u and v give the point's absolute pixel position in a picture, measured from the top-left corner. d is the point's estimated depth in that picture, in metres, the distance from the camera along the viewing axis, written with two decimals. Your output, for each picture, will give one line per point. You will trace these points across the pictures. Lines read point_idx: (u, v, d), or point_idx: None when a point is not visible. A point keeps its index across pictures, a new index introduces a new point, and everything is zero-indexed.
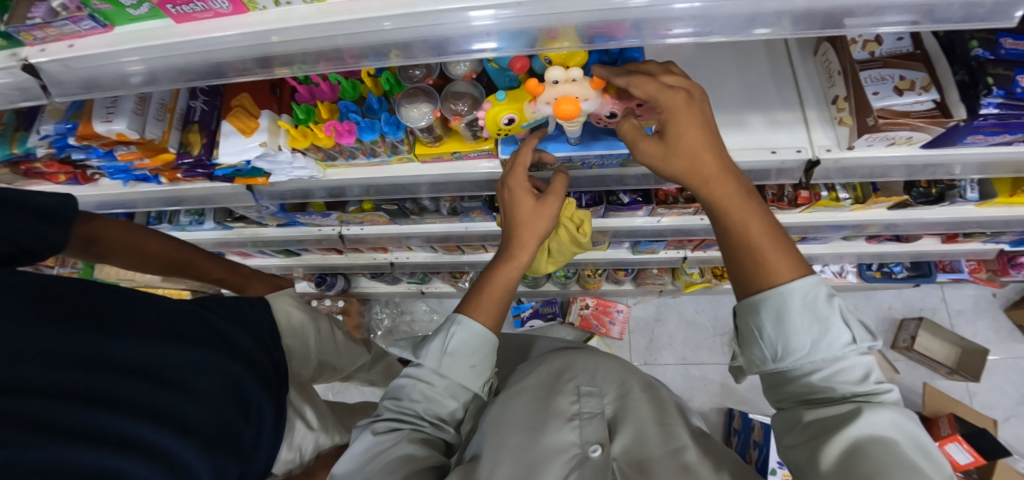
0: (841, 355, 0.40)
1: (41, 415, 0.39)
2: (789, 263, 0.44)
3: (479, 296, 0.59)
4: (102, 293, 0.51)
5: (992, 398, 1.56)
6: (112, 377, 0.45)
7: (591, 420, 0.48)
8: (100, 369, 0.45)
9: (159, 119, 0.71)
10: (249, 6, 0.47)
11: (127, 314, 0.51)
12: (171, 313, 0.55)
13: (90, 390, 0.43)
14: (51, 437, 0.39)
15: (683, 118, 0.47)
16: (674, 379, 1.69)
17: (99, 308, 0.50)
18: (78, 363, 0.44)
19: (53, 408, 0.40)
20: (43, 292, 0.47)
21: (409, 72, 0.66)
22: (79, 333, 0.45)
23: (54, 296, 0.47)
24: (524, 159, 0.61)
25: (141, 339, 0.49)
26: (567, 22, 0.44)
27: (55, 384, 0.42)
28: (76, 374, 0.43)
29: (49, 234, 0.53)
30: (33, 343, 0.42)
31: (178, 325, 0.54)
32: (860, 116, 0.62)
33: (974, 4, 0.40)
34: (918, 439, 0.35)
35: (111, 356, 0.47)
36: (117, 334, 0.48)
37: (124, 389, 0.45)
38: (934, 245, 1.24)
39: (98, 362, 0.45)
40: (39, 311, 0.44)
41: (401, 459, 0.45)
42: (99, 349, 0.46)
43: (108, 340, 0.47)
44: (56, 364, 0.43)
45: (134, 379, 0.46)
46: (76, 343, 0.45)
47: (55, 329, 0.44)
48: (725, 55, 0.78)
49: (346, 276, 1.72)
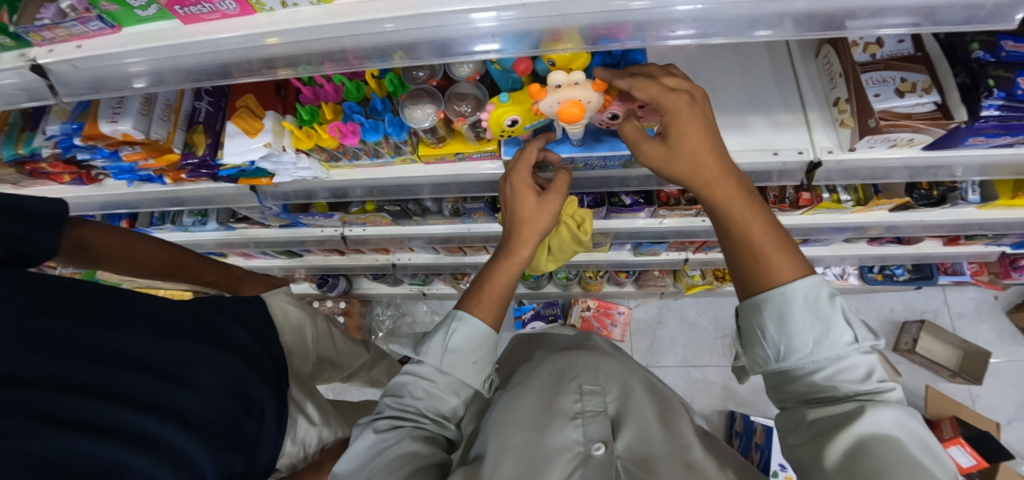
0: (844, 354, 0.40)
1: (49, 407, 0.40)
2: (790, 263, 0.44)
3: (481, 294, 0.58)
4: (107, 291, 0.52)
5: (995, 401, 1.56)
6: (117, 371, 0.45)
7: (594, 418, 0.48)
8: (107, 363, 0.45)
9: (164, 119, 0.72)
10: (256, 8, 0.48)
11: (133, 311, 0.51)
12: (174, 311, 0.55)
13: (94, 384, 0.44)
14: (58, 428, 0.39)
15: (685, 120, 0.47)
16: (675, 381, 1.68)
17: (103, 303, 0.50)
18: (84, 356, 0.44)
19: (58, 399, 0.40)
20: (51, 283, 0.47)
21: (413, 74, 0.66)
22: (84, 326, 0.46)
23: (60, 289, 0.47)
24: (527, 156, 0.63)
25: (145, 334, 0.50)
26: (572, 23, 0.44)
27: (62, 376, 0.42)
28: (83, 367, 0.43)
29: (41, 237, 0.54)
30: (42, 334, 0.43)
31: (182, 323, 0.55)
32: (860, 118, 0.63)
33: (975, 6, 0.40)
34: (921, 437, 0.35)
35: (115, 351, 0.47)
36: (123, 330, 0.48)
37: (128, 383, 0.46)
38: (936, 247, 1.24)
39: (103, 356, 0.46)
40: (46, 304, 0.45)
41: (405, 457, 0.45)
42: (105, 344, 0.46)
43: (113, 335, 0.47)
44: (64, 356, 0.43)
45: (139, 374, 0.47)
46: (84, 336, 0.45)
47: (64, 321, 0.45)
48: (727, 57, 0.78)
49: (347, 277, 1.72)
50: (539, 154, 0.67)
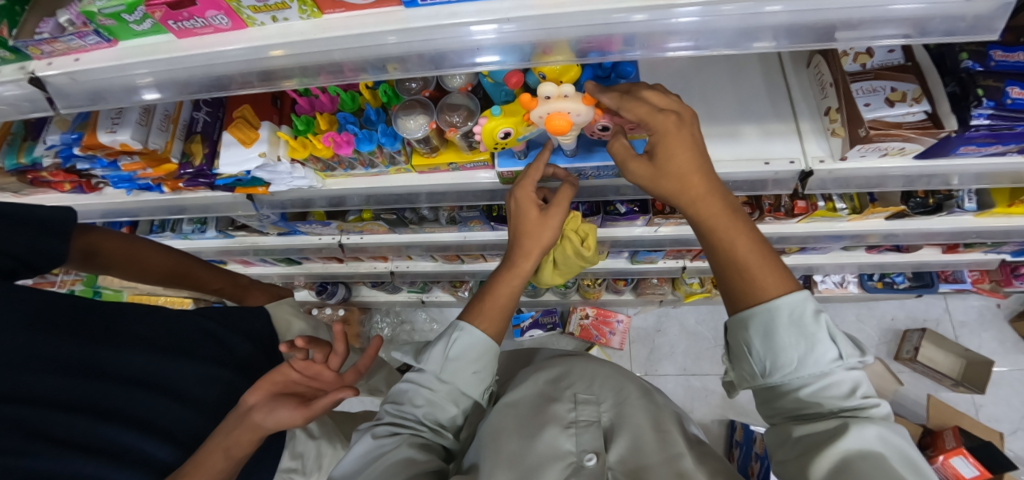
0: (829, 371, 0.40)
1: (47, 424, 0.45)
2: (775, 280, 0.44)
3: (482, 305, 0.59)
4: (104, 308, 0.58)
5: (999, 411, 1.54)
6: (105, 385, 0.51)
7: (587, 429, 0.47)
8: (95, 377, 0.50)
9: (163, 129, 0.73)
10: (248, 22, 0.49)
11: (124, 330, 0.57)
12: (169, 327, 0.61)
13: (82, 398, 0.48)
14: (54, 445, 0.44)
15: (673, 141, 0.47)
16: (675, 390, 1.67)
17: (98, 323, 0.55)
18: (77, 372, 0.50)
19: (44, 416, 0.45)
20: (45, 304, 0.52)
21: (406, 85, 0.67)
22: (78, 344, 0.51)
23: (57, 308, 0.53)
24: (533, 173, 0.63)
25: (139, 350, 0.55)
26: (559, 36, 0.45)
27: (57, 393, 0.47)
28: (77, 384, 0.49)
29: (42, 246, 0.54)
30: (35, 352, 0.48)
31: (172, 340, 0.60)
32: (851, 127, 0.63)
33: (955, 18, 0.41)
34: (905, 453, 0.35)
35: (111, 366, 0.53)
36: (115, 346, 0.54)
37: (113, 396, 0.51)
38: (934, 255, 1.23)
39: (97, 372, 0.51)
40: (46, 324, 0.50)
41: (402, 463, 0.45)
42: (101, 360, 0.52)
43: (105, 352, 0.53)
44: (58, 372, 0.48)
45: (130, 389, 0.52)
46: (75, 353, 0.50)
47: (59, 340, 0.50)
48: (719, 69, 0.79)
49: (346, 285, 1.75)
50: (547, 168, 0.67)
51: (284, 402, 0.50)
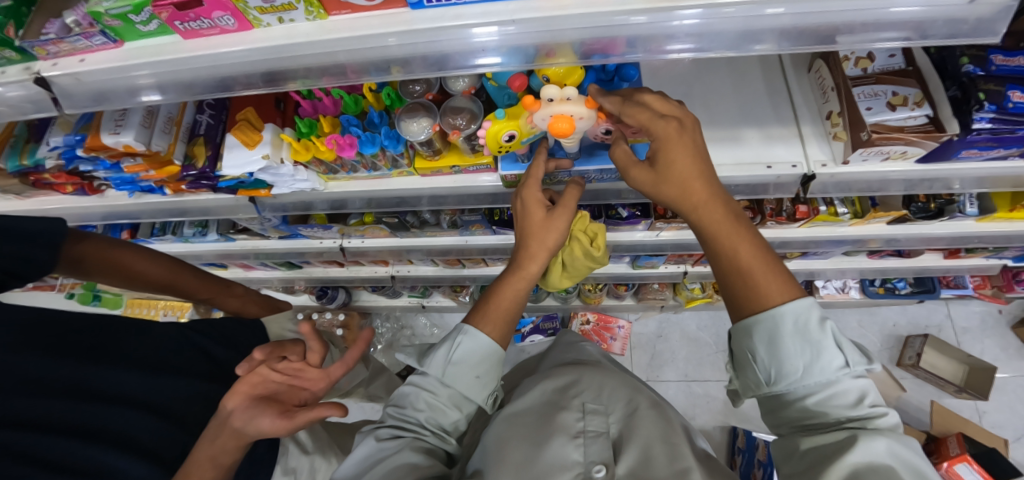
0: (835, 379, 0.40)
1: (34, 448, 0.44)
2: (780, 286, 0.44)
3: (486, 308, 0.59)
4: (94, 326, 0.58)
5: (1003, 418, 1.52)
6: (93, 406, 0.50)
7: (596, 439, 0.46)
8: (83, 398, 0.50)
9: (166, 131, 0.73)
10: (253, 23, 0.49)
11: (111, 348, 0.56)
12: (154, 344, 0.60)
13: (72, 420, 0.48)
14: (42, 467, 0.43)
15: (674, 147, 0.47)
16: (676, 396, 1.66)
17: (84, 343, 0.55)
18: (62, 394, 0.49)
19: (30, 439, 0.44)
20: (31, 327, 0.52)
21: (409, 88, 0.68)
22: (63, 365, 0.51)
23: (42, 330, 0.53)
24: (537, 172, 0.63)
25: (126, 369, 0.55)
26: (562, 39, 0.46)
27: (46, 416, 0.47)
28: (65, 405, 0.48)
29: (31, 259, 0.55)
30: (23, 373, 0.48)
31: (162, 357, 0.60)
32: (854, 131, 0.63)
33: (958, 20, 0.41)
34: (915, 466, 0.35)
35: (99, 386, 0.52)
36: (101, 365, 0.53)
37: (104, 417, 0.50)
38: (936, 260, 1.22)
39: (84, 392, 0.50)
40: (25, 346, 0.50)
41: (403, 467, 0.44)
42: (87, 380, 0.51)
43: (91, 370, 0.52)
44: (44, 394, 0.48)
45: (120, 408, 0.51)
46: (61, 374, 0.50)
47: (43, 361, 0.50)
48: (720, 73, 0.79)
49: (347, 290, 1.74)
50: (551, 165, 0.66)
51: (262, 409, 0.46)
